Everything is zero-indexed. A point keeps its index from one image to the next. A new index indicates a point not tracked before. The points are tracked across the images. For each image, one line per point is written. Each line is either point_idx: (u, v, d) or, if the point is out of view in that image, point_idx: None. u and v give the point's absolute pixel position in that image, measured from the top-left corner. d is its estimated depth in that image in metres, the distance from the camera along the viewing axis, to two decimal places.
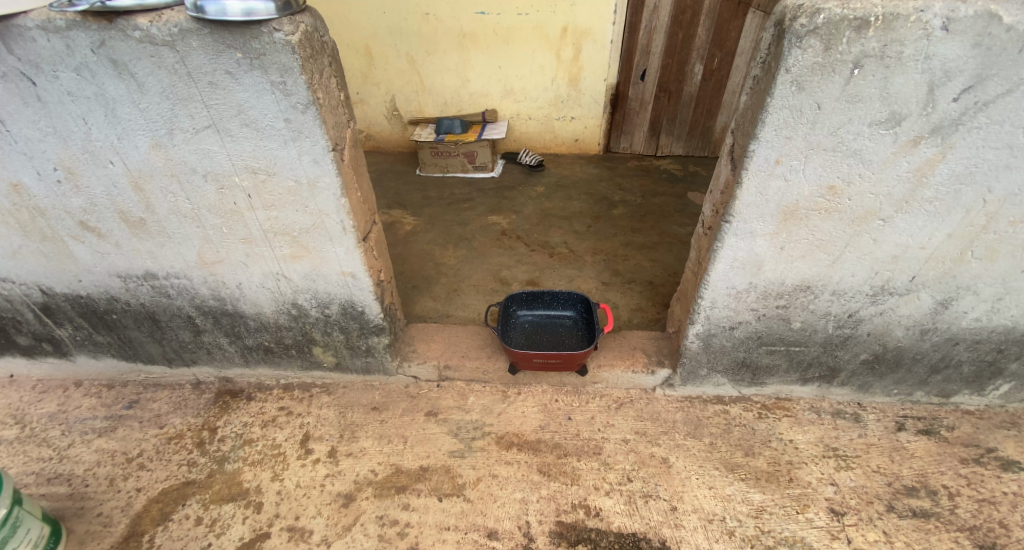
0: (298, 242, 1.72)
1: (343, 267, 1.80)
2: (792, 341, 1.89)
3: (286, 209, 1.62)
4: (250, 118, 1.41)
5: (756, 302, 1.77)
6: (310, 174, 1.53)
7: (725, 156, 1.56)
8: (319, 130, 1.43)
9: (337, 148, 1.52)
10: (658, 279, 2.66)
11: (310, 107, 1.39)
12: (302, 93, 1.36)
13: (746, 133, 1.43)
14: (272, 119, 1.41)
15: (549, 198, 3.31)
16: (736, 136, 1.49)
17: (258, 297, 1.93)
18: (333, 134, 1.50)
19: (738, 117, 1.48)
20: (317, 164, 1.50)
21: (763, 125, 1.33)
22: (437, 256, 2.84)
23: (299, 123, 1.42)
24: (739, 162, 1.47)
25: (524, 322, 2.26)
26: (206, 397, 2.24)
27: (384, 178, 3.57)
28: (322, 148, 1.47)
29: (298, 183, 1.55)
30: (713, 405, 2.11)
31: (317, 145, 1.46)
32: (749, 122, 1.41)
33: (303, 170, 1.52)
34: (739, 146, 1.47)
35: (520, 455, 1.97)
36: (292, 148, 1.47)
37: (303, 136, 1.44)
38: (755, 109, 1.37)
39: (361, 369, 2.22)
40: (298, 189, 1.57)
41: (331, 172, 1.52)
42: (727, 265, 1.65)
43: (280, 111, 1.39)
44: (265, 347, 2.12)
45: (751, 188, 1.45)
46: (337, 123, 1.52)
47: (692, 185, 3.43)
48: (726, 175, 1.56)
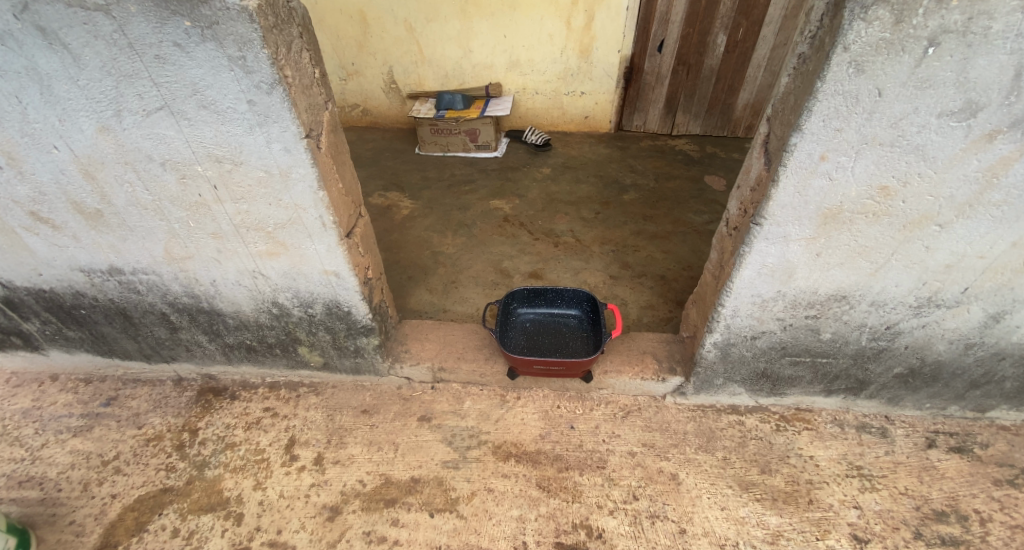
0: (274, 238, 1.55)
1: (325, 265, 1.63)
2: (819, 352, 1.71)
3: (258, 202, 1.44)
4: (208, 99, 1.22)
5: (783, 311, 1.58)
6: (281, 164, 1.35)
7: (758, 148, 1.36)
8: (290, 114, 1.24)
9: (313, 134, 1.34)
10: (670, 273, 2.48)
11: (277, 87, 1.19)
12: (266, 70, 1.17)
13: (785, 121, 1.22)
14: (234, 100, 1.22)
15: (555, 181, 3.10)
16: (772, 125, 1.29)
17: (235, 295, 1.77)
18: (309, 117, 1.31)
19: (776, 102, 1.28)
20: (289, 153, 1.32)
21: (808, 114, 1.12)
22: (435, 244, 2.66)
23: (265, 106, 1.23)
24: (775, 156, 1.27)
25: (526, 321, 2.11)
26: (188, 395, 2.10)
27: (381, 156, 3.36)
28: (295, 135, 1.28)
29: (269, 174, 1.37)
30: (728, 415, 1.97)
31: (288, 131, 1.27)
32: (790, 109, 1.20)
33: (273, 159, 1.34)
34: (775, 138, 1.27)
35: (518, 467, 1.84)
36: (259, 134, 1.28)
37: (270, 121, 1.25)
38: (799, 94, 1.16)
39: (350, 370, 2.07)
40: (268, 179, 1.38)
41: (305, 161, 1.34)
42: (754, 272, 1.46)
43: (242, 91, 1.20)
44: (247, 346, 1.97)
45: (789, 188, 1.25)
46: (313, 104, 1.33)
47: (709, 168, 3.21)
48: (759, 170, 1.36)
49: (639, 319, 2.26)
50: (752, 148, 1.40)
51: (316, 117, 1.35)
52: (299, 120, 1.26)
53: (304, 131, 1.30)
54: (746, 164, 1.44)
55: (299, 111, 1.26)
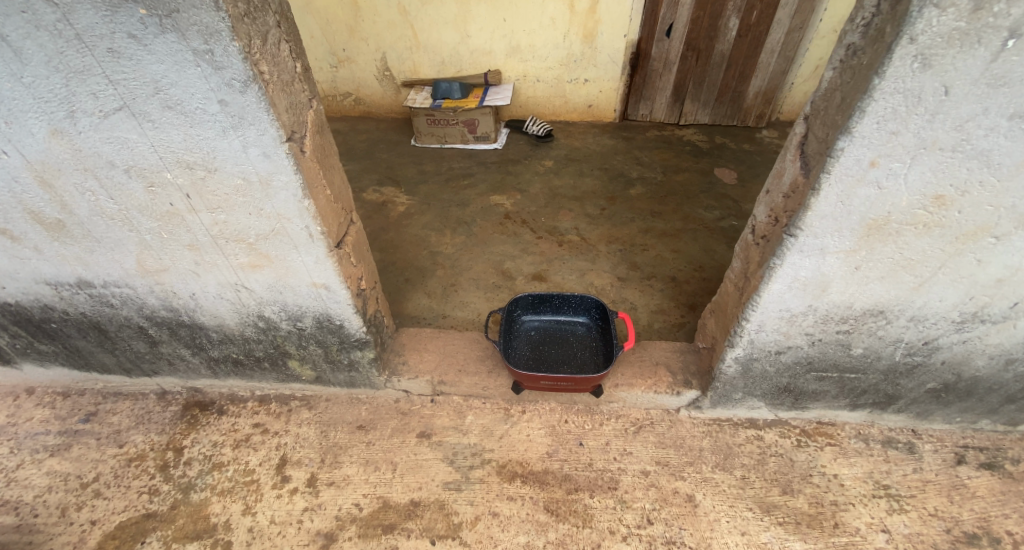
0: (256, 250, 1.41)
1: (313, 278, 1.49)
2: (848, 367, 1.59)
3: (236, 212, 1.30)
4: (172, 98, 1.07)
5: (813, 326, 1.46)
6: (260, 170, 1.20)
7: (792, 150, 1.22)
8: (268, 115, 1.09)
9: (295, 137, 1.19)
10: (681, 274, 2.36)
11: (252, 84, 1.04)
12: (238, 66, 1.02)
13: (829, 122, 1.08)
14: (202, 99, 1.07)
15: (558, 175, 2.95)
16: (811, 125, 1.15)
17: (217, 309, 1.62)
18: (291, 118, 1.16)
19: (816, 99, 1.14)
20: (268, 158, 1.17)
21: (861, 115, 0.98)
22: (432, 244, 2.52)
23: (238, 106, 1.08)
24: (814, 161, 1.13)
25: (530, 330, 1.98)
26: (173, 410, 1.97)
27: (375, 148, 3.20)
28: (274, 139, 1.13)
29: (247, 181, 1.22)
30: (746, 429, 1.87)
31: (266, 134, 1.13)
32: (836, 108, 1.06)
33: (251, 166, 1.19)
34: (816, 140, 1.13)
35: (524, 488, 1.74)
36: (234, 138, 1.13)
37: (245, 123, 1.10)
38: (849, 91, 1.02)
39: (344, 383, 1.94)
40: (247, 187, 1.24)
41: (288, 168, 1.19)
42: (785, 286, 1.33)
43: (211, 90, 1.05)
44: (234, 359, 1.82)
45: (832, 197, 1.11)
46: (294, 103, 1.18)
47: (718, 160, 3.06)
48: (794, 175, 1.22)
49: (650, 326, 2.13)
50: (785, 149, 1.26)
51: (298, 117, 1.20)
52: (278, 122, 1.11)
53: (285, 135, 1.15)
54: (777, 167, 1.30)
55: (279, 112, 1.11)
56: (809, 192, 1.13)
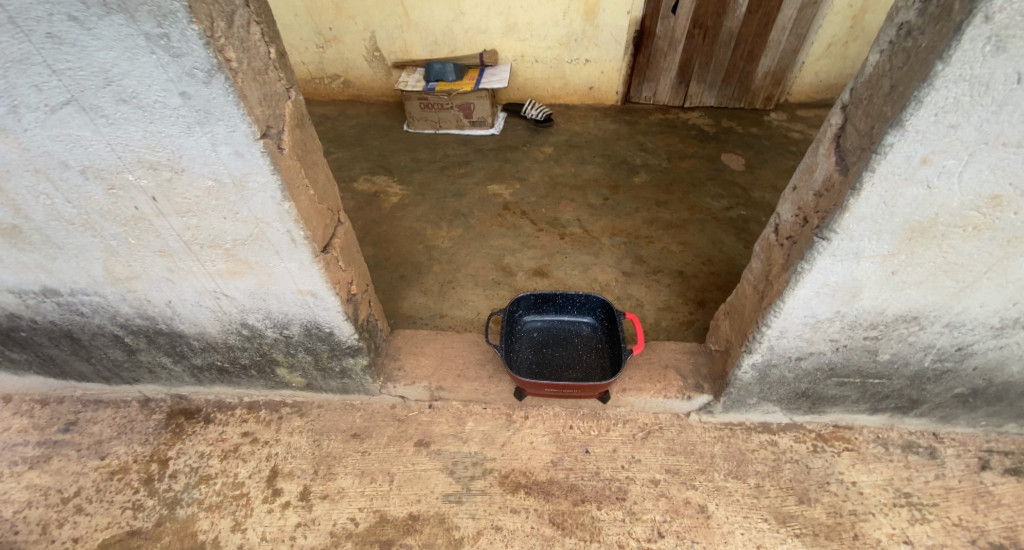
0: (234, 256, 1.28)
1: (298, 286, 1.36)
2: (872, 373, 1.50)
3: (210, 216, 1.17)
4: (126, 90, 0.94)
5: (839, 332, 1.36)
6: (232, 170, 1.07)
7: (827, 144, 1.11)
8: (239, 109, 0.96)
9: (271, 132, 1.06)
10: (689, 268, 2.25)
11: (217, 74, 0.91)
12: (199, 53, 0.88)
13: (874, 113, 0.97)
14: (161, 92, 0.94)
15: (558, 162, 2.82)
16: (850, 116, 1.03)
17: (196, 317, 1.50)
18: (265, 112, 1.03)
19: (858, 87, 1.02)
20: (241, 157, 1.04)
21: (918, 105, 0.86)
22: (428, 237, 2.40)
23: (203, 99, 0.94)
24: (853, 157, 1.02)
25: (532, 331, 1.87)
26: (157, 419, 1.85)
27: (366, 134, 3.05)
28: (247, 136, 1.01)
29: (219, 183, 1.09)
30: (759, 434, 1.79)
31: (237, 131, 1.00)
32: (884, 97, 0.94)
33: (223, 166, 1.06)
34: (856, 133, 1.02)
35: (528, 500, 1.66)
36: (200, 134, 1.00)
37: (212, 119, 0.97)
38: (901, 79, 0.91)
39: (337, 390, 1.84)
40: (220, 189, 1.11)
41: (264, 167, 1.07)
42: (812, 292, 1.23)
43: (170, 80, 0.92)
44: (218, 368, 1.70)
45: (875, 197, 1.00)
46: (269, 94, 1.04)
47: (725, 145, 2.93)
48: (828, 171, 1.10)
49: (657, 324, 2.03)
50: (818, 142, 1.15)
51: (275, 110, 1.07)
52: (251, 117, 0.99)
53: (260, 131, 1.02)
54: (807, 161, 1.19)
55: (251, 105, 0.99)
56: (848, 191, 1.01)
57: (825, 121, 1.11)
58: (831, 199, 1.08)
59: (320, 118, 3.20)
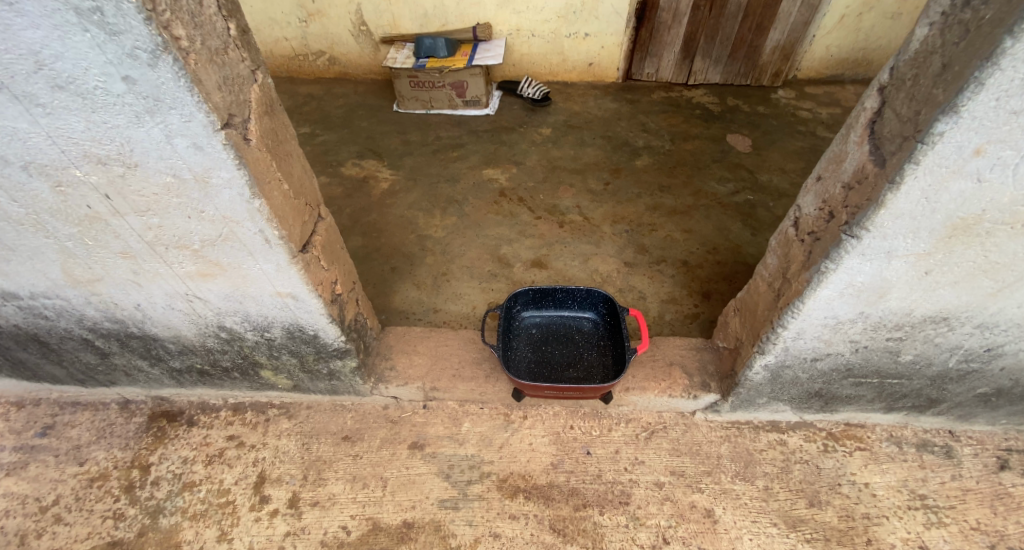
0: (204, 257, 1.16)
1: (277, 287, 1.25)
2: (891, 373, 1.42)
3: (172, 215, 1.05)
4: (61, 75, 0.82)
5: (860, 333, 1.27)
6: (191, 165, 0.94)
7: (859, 130, 1.00)
8: (192, 96, 0.84)
9: (235, 121, 0.93)
10: (694, 257, 2.16)
11: (163, 54, 0.79)
12: (139, 30, 0.76)
13: (920, 96, 0.86)
14: (101, 76, 0.81)
15: (556, 144, 2.69)
16: (889, 99, 0.92)
17: (170, 320, 1.39)
18: (226, 97, 0.90)
19: (901, 65, 0.91)
20: (200, 150, 0.92)
21: (978, 88, 0.76)
22: (420, 226, 2.29)
23: (150, 85, 0.82)
24: (892, 145, 0.91)
25: (531, 327, 1.79)
26: (137, 422, 1.76)
27: (354, 115, 2.90)
28: (205, 126, 0.88)
29: (179, 179, 0.97)
30: (767, 433, 1.72)
31: (192, 120, 0.87)
32: (935, 77, 0.83)
33: (181, 160, 0.94)
34: (896, 119, 0.91)
35: (528, 505, 1.59)
36: (151, 125, 0.88)
37: (163, 107, 0.85)
38: (956, 57, 0.80)
39: (325, 391, 1.75)
40: (180, 186, 0.98)
41: (228, 162, 0.94)
42: (836, 293, 1.13)
43: (109, 63, 0.80)
44: (198, 370, 1.60)
45: (917, 192, 0.89)
46: (230, 76, 0.91)
47: (731, 125, 2.80)
48: (860, 160, 0.99)
49: (661, 317, 1.95)
50: (848, 128, 1.04)
51: (238, 94, 0.94)
52: (208, 105, 0.86)
53: (221, 119, 0.89)
54: (834, 149, 1.08)
55: (208, 91, 0.86)
56: (885, 185, 0.91)
57: (858, 105, 1.00)
58: (864, 193, 0.97)
59: (305, 98, 3.05)
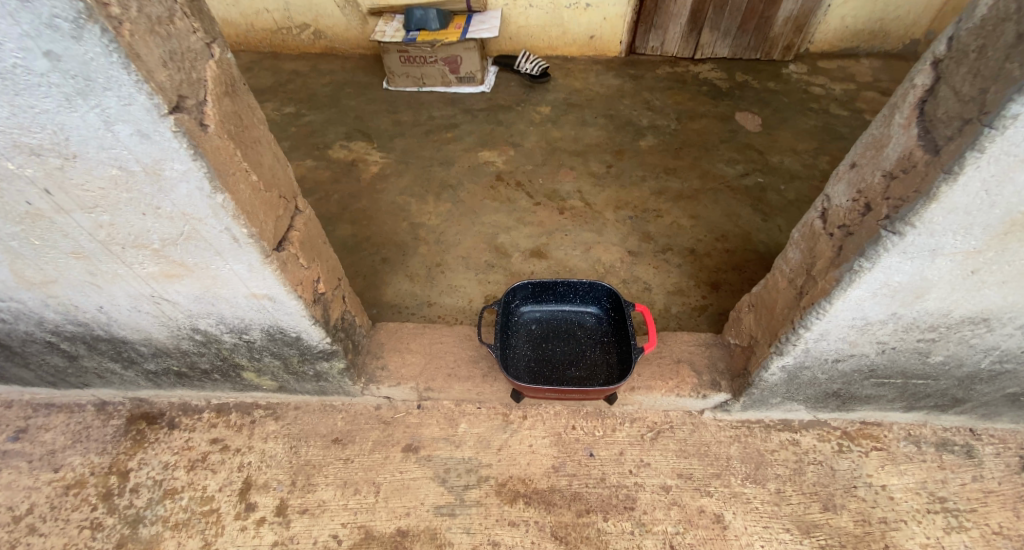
0: (166, 257, 1.04)
1: (251, 288, 1.12)
2: (917, 374, 1.33)
3: (124, 211, 0.93)
4: None
5: (889, 334, 1.17)
6: (139, 155, 0.82)
7: (906, 111, 0.88)
8: (129, 74, 0.71)
9: (186, 104, 0.80)
10: (701, 245, 2.06)
11: (88, 24, 0.66)
12: None
13: (987, 72, 0.74)
14: (18, 51, 0.69)
15: (556, 124, 2.56)
16: (947, 75, 0.81)
17: (138, 322, 1.28)
18: (174, 76, 0.77)
19: (962, 35, 0.79)
20: (146, 138, 0.79)
21: None
22: (413, 213, 2.18)
23: (77, 61, 0.69)
24: (948, 129, 0.80)
25: (531, 323, 1.69)
26: (115, 425, 1.66)
27: (341, 93, 2.75)
28: (149, 111, 0.75)
29: (127, 171, 0.85)
30: (779, 433, 1.63)
31: (132, 103, 0.74)
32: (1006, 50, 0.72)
33: (126, 150, 0.81)
34: (954, 98, 0.80)
35: (528, 512, 1.51)
36: (85, 109, 0.75)
37: (96, 87, 0.72)
38: None
39: (312, 391, 1.65)
40: (129, 179, 0.86)
41: (181, 151, 0.81)
42: (868, 293, 1.03)
43: (25, 35, 0.67)
44: (175, 372, 1.50)
45: (976, 183, 0.79)
46: (178, 50, 0.78)
47: (740, 102, 2.66)
48: (905, 146, 0.88)
49: (667, 309, 1.86)
50: (891, 109, 0.92)
51: (189, 72, 0.80)
52: (151, 85, 0.73)
53: (168, 102, 0.76)
54: (873, 133, 0.96)
55: (150, 69, 0.73)
56: (939, 175, 0.80)
57: (906, 82, 0.88)
58: (911, 183, 0.86)
59: (290, 75, 2.89)
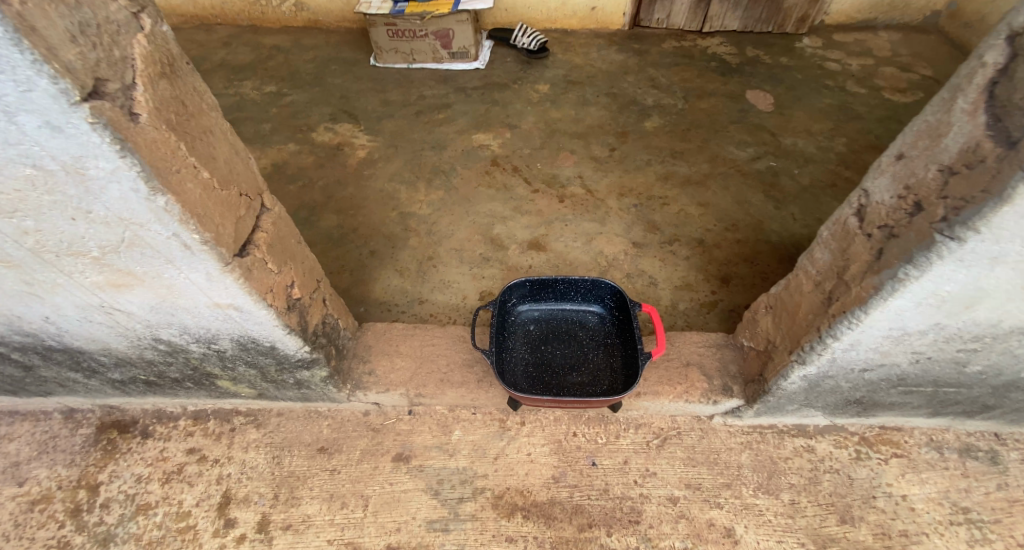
0: (110, 266, 0.91)
1: (214, 298, 0.98)
2: (948, 383, 1.23)
3: (50, 217, 0.79)
4: None
5: (926, 344, 1.06)
6: (53, 152, 0.68)
7: (972, 95, 0.75)
8: (22, 52, 0.56)
9: (109, 88, 0.65)
10: (710, 235, 1.93)
11: None
12: None
13: None
14: None
15: (555, 104, 2.40)
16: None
17: (93, 333, 1.15)
18: (88, 54, 0.62)
19: None
20: (59, 131, 0.65)
21: None
22: (403, 201, 2.04)
23: None
24: None
25: (529, 323, 1.58)
26: (84, 435, 1.55)
27: (326, 71, 2.57)
28: (56, 98, 0.61)
29: (44, 171, 0.71)
30: (793, 439, 1.53)
31: (33, 89, 0.60)
32: None
33: (37, 146, 0.67)
34: None
35: (526, 526, 1.41)
36: None
37: None
38: None
39: (295, 398, 1.54)
40: (48, 178, 0.72)
41: (104, 147, 0.67)
42: (912, 303, 0.90)
43: None
44: (143, 382, 1.38)
45: None
46: (93, 21, 0.63)
47: (750, 79, 2.50)
48: (971, 136, 0.75)
49: (674, 306, 1.75)
50: (952, 92, 0.79)
51: (111, 49, 0.65)
52: (53, 64, 0.58)
53: (82, 87, 0.62)
54: (929, 119, 0.83)
55: (51, 45, 0.58)
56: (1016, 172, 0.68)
57: (973, 59, 0.75)
58: (976, 180, 0.73)
59: (270, 51, 2.70)
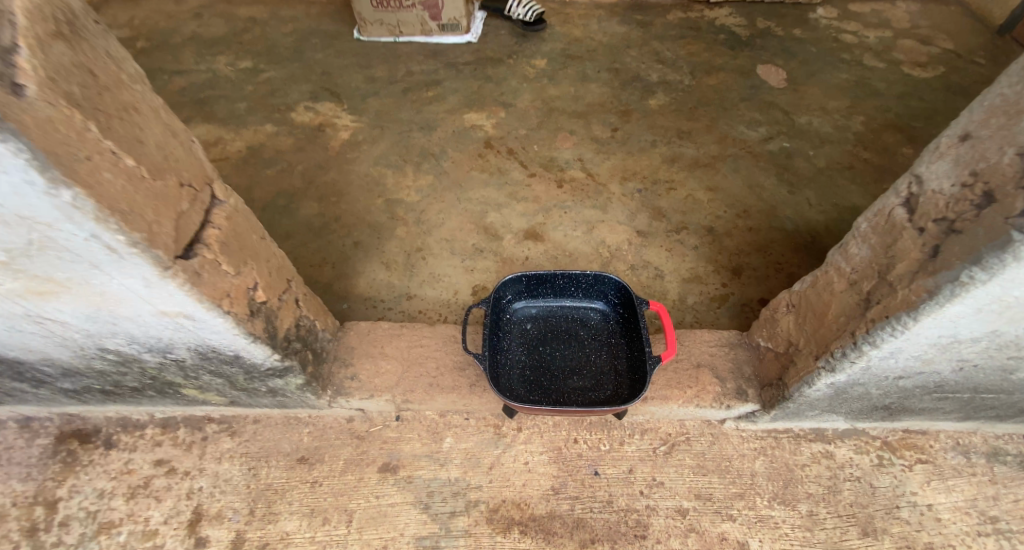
0: (26, 272, 0.76)
1: (158, 305, 0.84)
2: (990, 389, 1.10)
3: None
4: None
5: (976, 351, 0.93)
6: None
7: None
8: None
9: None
10: (719, 222, 1.80)
11: None
12: None
13: None
14: None
15: (553, 80, 2.24)
16: None
17: (31, 343, 1.01)
18: None
19: None
20: None
21: None
22: (389, 187, 1.89)
23: None
24: None
25: (526, 321, 1.45)
26: (42, 446, 1.42)
27: (306, 45, 2.39)
28: None
29: None
30: (811, 444, 1.42)
31: None
32: None
33: None
34: None
35: (523, 543, 1.30)
36: None
37: None
38: None
39: (272, 405, 1.40)
40: None
41: None
42: (973, 309, 0.77)
43: None
44: (99, 391, 1.24)
45: None
46: None
47: (762, 53, 2.34)
48: None
49: (681, 300, 1.63)
50: None
51: None
52: None
53: None
54: (1004, 92, 0.70)
55: None
56: None
57: None
58: None
59: (246, 23, 2.51)
